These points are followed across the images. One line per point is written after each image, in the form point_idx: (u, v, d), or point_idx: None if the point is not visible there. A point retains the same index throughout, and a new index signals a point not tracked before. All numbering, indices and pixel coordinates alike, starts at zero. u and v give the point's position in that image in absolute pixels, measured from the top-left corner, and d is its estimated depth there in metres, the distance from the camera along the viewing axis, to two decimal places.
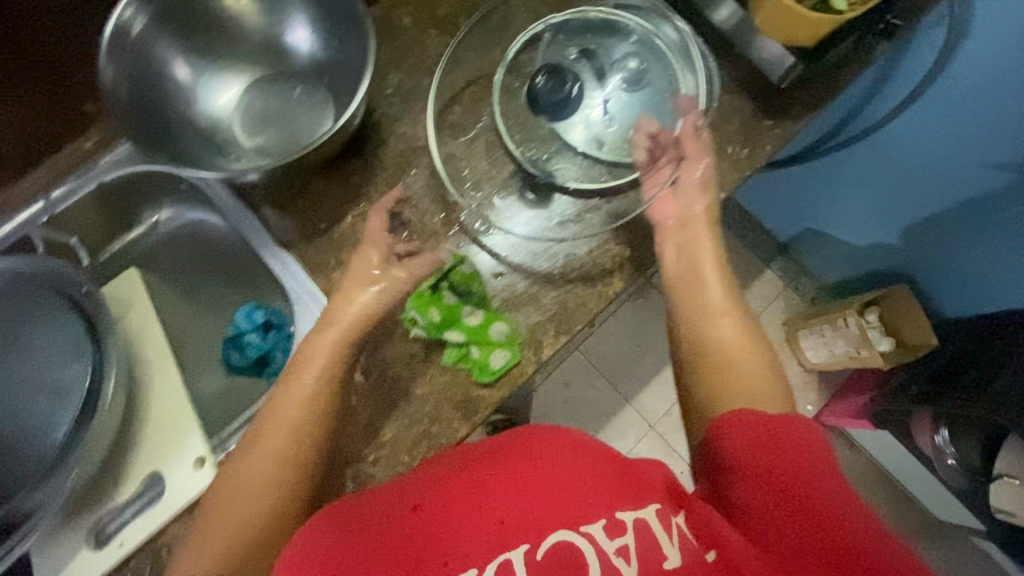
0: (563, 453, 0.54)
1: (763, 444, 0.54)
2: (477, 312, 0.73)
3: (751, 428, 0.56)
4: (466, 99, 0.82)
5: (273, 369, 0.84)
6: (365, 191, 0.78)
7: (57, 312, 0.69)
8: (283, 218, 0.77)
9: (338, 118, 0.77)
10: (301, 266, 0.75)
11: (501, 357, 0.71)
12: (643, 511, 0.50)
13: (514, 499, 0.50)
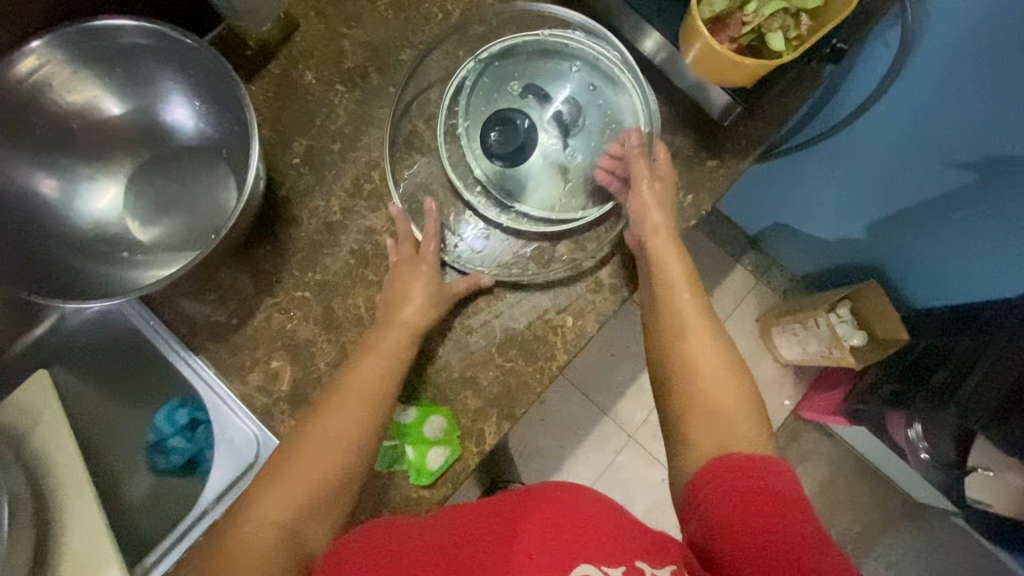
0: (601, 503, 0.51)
1: (751, 501, 0.47)
2: (410, 409, 0.68)
3: (737, 482, 0.49)
4: (383, 162, 0.74)
5: (203, 472, 0.77)
6: (279, 278, 0.71)
7: None
8: (190, 316, 0.70)
9: (237, 198, 0.70)
10: (215, 369, 0.68)
11: (439, 456, 0.66)
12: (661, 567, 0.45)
13: (545, 536, 0.46)
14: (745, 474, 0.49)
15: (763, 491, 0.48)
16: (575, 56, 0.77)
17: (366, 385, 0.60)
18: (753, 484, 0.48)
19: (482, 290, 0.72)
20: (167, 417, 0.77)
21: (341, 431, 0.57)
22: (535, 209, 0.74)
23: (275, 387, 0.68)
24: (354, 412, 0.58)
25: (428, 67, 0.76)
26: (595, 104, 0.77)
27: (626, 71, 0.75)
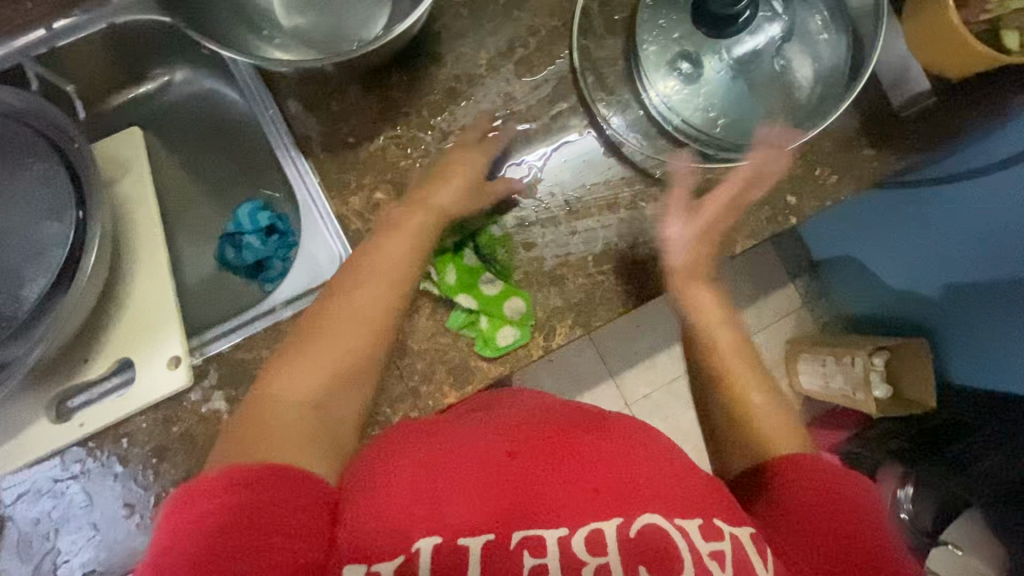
0: (667, 456, 0.48)
1: (830, 501, 0.47)
2: (495, 282, 0.68)
3: (823, 481, 0.49)
4: (545, 31, 0.69)
5: (265, 281, 0.76)
6: (405, 112, 0.68)
7: (48, 165, 0.62)
8: (309, 121, 0.68)
9: (395, 14, 0.67)
10: (320, 181, 0.67)
11: (509, 336, 0.66)
12: (739, 527, 0.44)
13: (607, 469, 0.44)
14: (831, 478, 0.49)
15: (845, 501, 0.48)
16: None
17: (375, 280, 0.56)
18: (830, 481, 0.49)
19: (598, 195, 0.69)
20: (248, 214, 0.76)
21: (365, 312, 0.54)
22: (685, 132, 0.69)
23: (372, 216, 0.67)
24: (371, 303, 0.55)
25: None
26: (789, 55, 0.70)
27: (839, 36, 0.70)
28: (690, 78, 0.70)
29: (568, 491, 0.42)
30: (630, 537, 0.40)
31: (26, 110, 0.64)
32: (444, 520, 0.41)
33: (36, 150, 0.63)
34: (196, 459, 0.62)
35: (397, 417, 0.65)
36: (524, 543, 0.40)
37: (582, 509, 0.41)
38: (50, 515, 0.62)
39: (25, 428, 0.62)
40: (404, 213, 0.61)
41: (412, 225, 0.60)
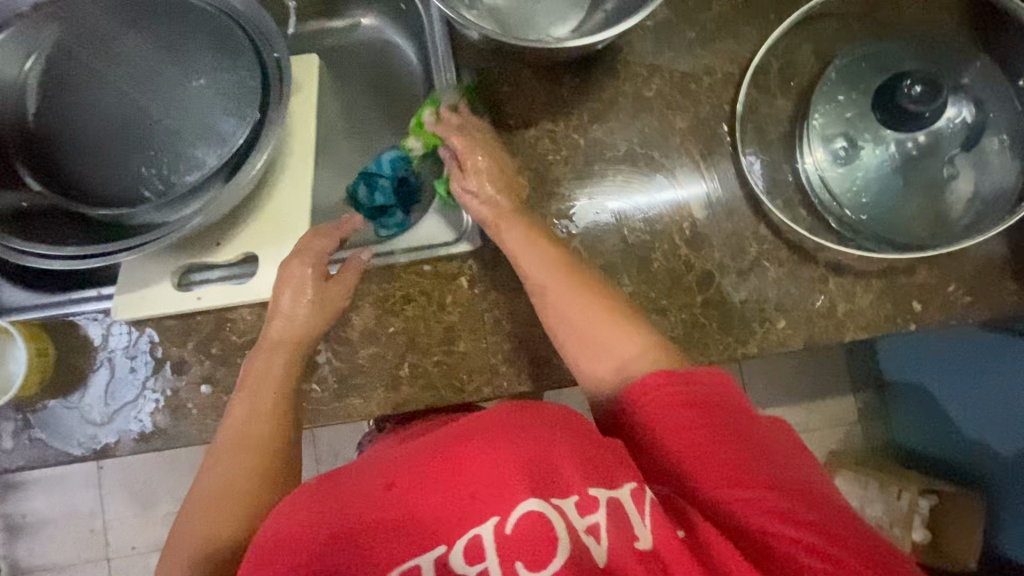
0: (513, 439, 0.44)
1: (673, 402, 0.49)
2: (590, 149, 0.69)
3: (664, 388, 0.50)
4: (722, 75, 0.70)
5: (381, 228, 0.79)
6: (567, 110, 0.70)
7: (249, 68, 0.68)
8: (477, 91, 0.70)
9: (588, 23, 0.70)
10: (470, 149, 0.70)
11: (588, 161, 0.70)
12: (619, 490, 0.44)
13: (479, 470, 0.43)
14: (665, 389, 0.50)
15: (678, 398, 0.50)
16: (988, 108, 0.70)
17: (258, 415, 0.58)
18: (685, 386, 0.50)
19: (727, 243, 0.68)
20: (389, 160, 0.79)
21: (247, 461, 0.56)
22: (827, 209, 0.69)
23: None
24: (250, 435, 0.57)
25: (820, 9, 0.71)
26: (956, 167, 0.69)
27: (1011, 163, 0.69)
28: (849, 160, 0.69)
29: (442, 510, 0.41)
30: (506, 534, 0.40)
31: (240, 12, 0.68)
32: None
33: (247, 58, 0.69)
34: None
35: (470, 388, 0.66)
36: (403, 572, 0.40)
37: (445, 523, 0.41)
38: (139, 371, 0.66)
39: (148, 285, 0.67)
40: (263, 363, 0.61)
41: (280, 367, 0.61)
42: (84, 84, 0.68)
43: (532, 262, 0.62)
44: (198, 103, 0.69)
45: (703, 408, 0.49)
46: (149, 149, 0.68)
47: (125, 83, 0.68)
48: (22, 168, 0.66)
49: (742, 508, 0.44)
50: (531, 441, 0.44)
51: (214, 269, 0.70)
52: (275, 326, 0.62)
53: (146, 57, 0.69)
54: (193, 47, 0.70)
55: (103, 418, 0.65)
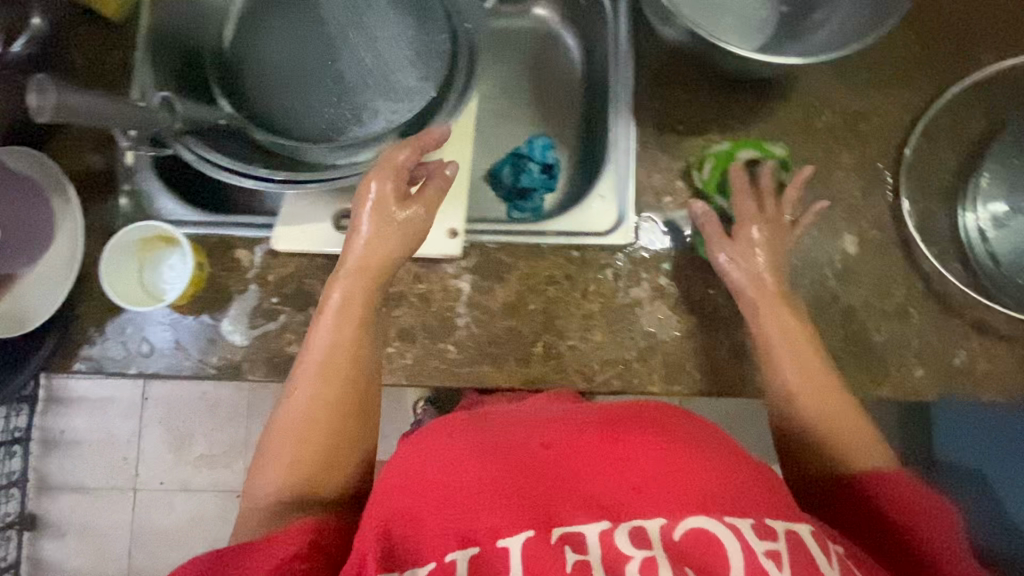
0: (691, 458, 0.44)
1: (901, 498, 0.51)
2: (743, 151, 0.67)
3: (898, 487, 0.52)
4: (892, 121, 0.71)
5: (515, 210, 0.80)
6: (737, 128, 0.70)
7: (438, 35, 0.69)
8: (652, 93, 0.71)
9: (777, 53, 0.70)
10: (637, 146, 0.70)
11: (747, 153, 0.68)
12: (791, 525, 0.42)
13: (646, 466, 0.43)
14: (888, 487, 0.52)
15: (895, 501, 0.51)
16: None
17: (330, 346, 0.55)
18: (901, 488, 0.52)
19: (874, 282, 0.68)
20: (541, 147, 0.81)
21: (330, 394, 0.54)
22: (981, 267, 0.69)
23: (664, 199, 0.69)
24: (331, 367, 0.54)
25: (1009, 74, 0.71)
26: None
27: None
28: (1012, 223, 0.68)
29: (609, 491, 0.42)
30: (676, 539, 0.40)
31: None
32: (480, 526, 0.40)
33: (437, 24, 0.70)
34: (422, 319, 0.67)
35: (601, 378, 0.66)
36: (568, 538, 0.40)
37: (612, 505, 0.41)
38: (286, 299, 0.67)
39: (311, 221, 0.68)
40: (343, 293, 0.56)
41: (360, 297, 0.57)
42: (285, 21, 0.71)
43: (771, 314, 0.60)
44: (379, 56, 0.70)
45: (920, 517, 0.50)
46: (327, 92, 0.70)
47: (319, 27, 0.71)
48: (214, 87, 0.69)
49: None
50: (696, 455, 0.44)
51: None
52: (355, 251, 0.57)
53: (343, 4, 0.71)
54: (385, 4, 0.71)
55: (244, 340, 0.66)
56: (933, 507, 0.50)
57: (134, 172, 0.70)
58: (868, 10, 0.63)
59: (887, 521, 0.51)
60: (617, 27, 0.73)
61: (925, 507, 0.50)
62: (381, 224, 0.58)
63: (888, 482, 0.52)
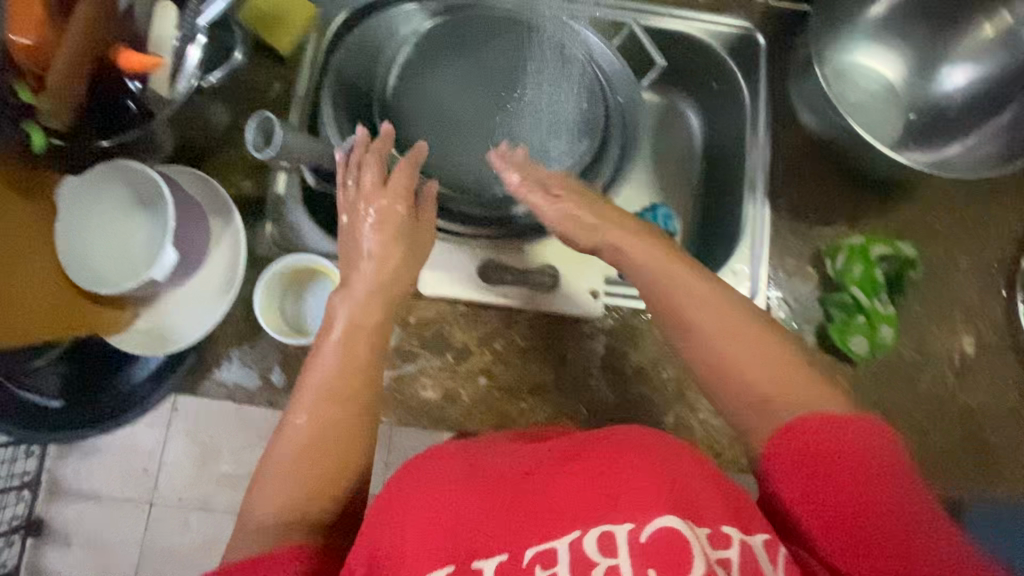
0: (646, 450, 0.43)
1: (904, 535, 0.42)
2: (875, 272, 0.70)
3: (933, 527, 0.43)
4: (1010, 230, 0.75)
5: (627, 275, 0.70)
6: (866, 222, 0.73)
7: (591, 108, 0.72)
8: (786, 182, 0.75)
9: (930, 159, 0.69)
10: (770, 230, 0.74)
11: (879, 275, 0.70)
12: (754, 534, 0.41)
13: (622, 475, 0.41)
14: (825, 435, 0.45)
15: (863, 463, 0.44)
16: None
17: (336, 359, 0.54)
18: (907, 493, 0.43)
19: (990, 384, 0.71)
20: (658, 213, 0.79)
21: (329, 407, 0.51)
22: None
23: (794, 283, 0.72)
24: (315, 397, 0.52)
25: None
26: None
27: None
28: None
29: (576, 494, 0.40)
30: (643, 541, 0.37)
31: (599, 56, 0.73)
32: (465, 539, 0.39)
33: (591, 96, 0.72)
34: (557, 377, 0.68)
35: (728, 453, 0.67)
36: (538, 557, 0.38)
37: (576, 511, 0.39)
38: (424, 343, 0.68)
39: (460, 271, 0.68)
40: (349, 320, 0.56)
41: (375, 319, 0.57)
42: (455, 71, 0.73)
43: (633, 243, 0.57)
44: (531, 119, 0.73)
45: (858, 463, 0.44)
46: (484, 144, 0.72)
47: (485, 82, 0.73)
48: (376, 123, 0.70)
49: None
50: (653, 452, 0.43)
51: (506, 273, 0.69)
52: (367, 269, 0.57)
53: (500, 62, 0.73)
54: (540, 68, 0.73)
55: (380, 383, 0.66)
56: (871, 442, 0.45)
57: (283, 203, 0.70)
58: (998, 148, 0.66)
59: (846, 489, 0.44)
60: (756, 114, 0.76)
61: (884, 460, 0.44)
62: (383, 227, 0.59)
63: (865, 436, 0.45)
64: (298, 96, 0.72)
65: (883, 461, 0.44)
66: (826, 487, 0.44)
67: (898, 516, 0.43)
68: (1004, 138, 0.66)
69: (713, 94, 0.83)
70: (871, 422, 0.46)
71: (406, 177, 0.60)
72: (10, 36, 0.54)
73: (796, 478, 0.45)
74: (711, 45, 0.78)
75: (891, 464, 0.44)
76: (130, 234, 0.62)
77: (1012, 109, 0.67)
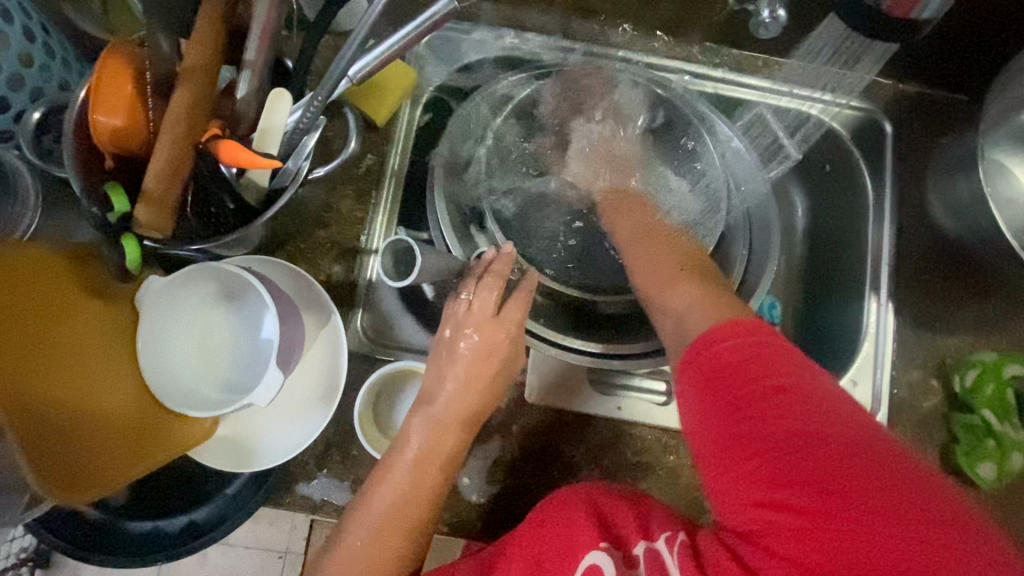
0: (579, 496, 0.47)
1: (733, 362, 0.39)
2: (1005, 392, 0.65)
3: (733, 338, 0.40)
4: None
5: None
6: (995, 333, 0.69)
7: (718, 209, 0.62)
8: (912, 285, 0.70)
9: None
10: (894, 337, 0.69)
11: (1010, 397, 0.66)
12: (655, 540, 0.42)
13: (557, 538, 0.44)
14: (720, 340, 0.40)
15: (737, 355, 0.39)
16: None
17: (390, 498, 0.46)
18: (742, 340, 0.39)
19: None
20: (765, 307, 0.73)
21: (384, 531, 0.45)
22: None
23: (917, 397, 0.68)
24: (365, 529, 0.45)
25: None
26: None
27: None
28: None
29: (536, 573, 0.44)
30: None
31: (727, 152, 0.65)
32: None
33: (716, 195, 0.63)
34: (669, 496, 0.63)
35: None
36: None
37: None
38: (526, 454, 0.62)
39: (570, 376, 0.63)
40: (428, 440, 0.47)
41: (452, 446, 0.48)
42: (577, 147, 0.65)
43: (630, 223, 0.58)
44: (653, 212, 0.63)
45: (756, 373, 0.37)
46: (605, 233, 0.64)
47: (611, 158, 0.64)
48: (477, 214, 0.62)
49: (770, 515, 0.34)
50: (596, 503, 0.46)
51: (617, 379, 0.64)
52: (449, 390, 0.49)
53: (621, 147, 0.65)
54: (661, 157, 0.65)
55: (480, 498, 0.61)
56: (752, 333, 0.40)
57: (374, 289, 0.64)
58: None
59: (768, 419, 0.36)
60: (881, 209, 0.71)
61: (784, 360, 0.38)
62: (484, 361, 0.49)
63: (755, 334, 0.39)
64: (392, 170, 0.65)
65: (823, 400, 0.36)
66: (734, 415, 0.37)
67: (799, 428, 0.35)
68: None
69: (824, 177, 0.75)
70: (758, 322, 0.40)
71: (520, 313, 0.50)
72: (96, 117, 0.47)
73: (712, 428, 0.38)
74: (840, 134, 0.72)
75: (801, 381, 0.37)
76: (218, 332, 0.56)
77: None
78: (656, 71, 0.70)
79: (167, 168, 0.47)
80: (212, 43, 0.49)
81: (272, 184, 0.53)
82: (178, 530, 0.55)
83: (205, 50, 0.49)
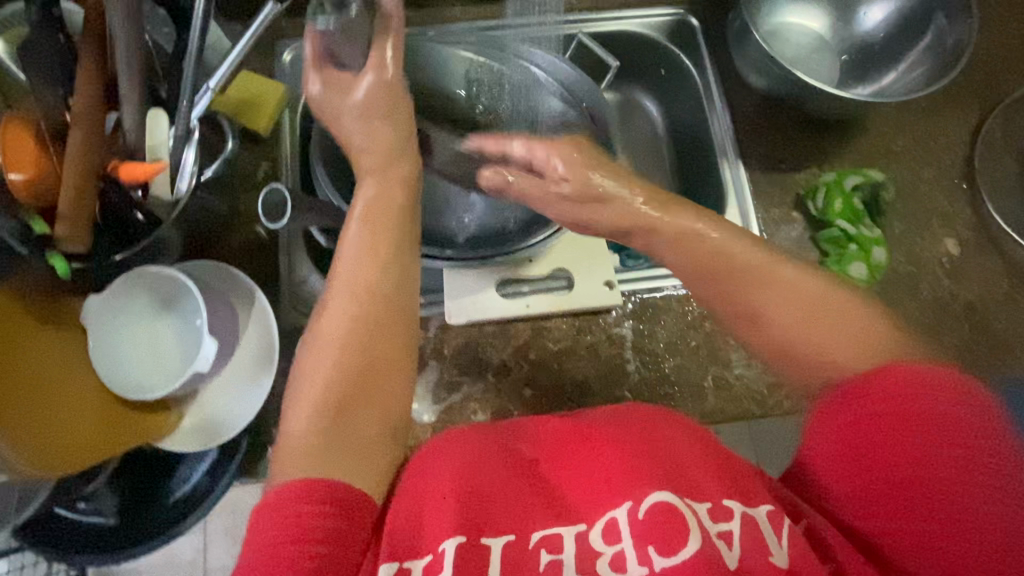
0: (659, 436, 0.50)
1: (892, 410, 0.41)
2: (853, 203, 0.75)
3: (900, 388, 0.41)
4: (952, 136, 0.82)
5: (627, 260, 0.77)
6: (829, 159, 0.80)
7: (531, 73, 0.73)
8: (751, 141, 0.81)
9: (873, 89, 0.78)
10: (751, 186, 0.79)
11: (858, 207, 0.75)
12: (755, 507, 0.46)
13: (624, 462, 0.48)
14: (886, 383, 0.42)
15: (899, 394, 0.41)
16: None
17: (346, 289, 0.51)
18: (902, 395, 0.41)
19: (982, 275, 0.77)
20: None
21: (360, 329, 0.50)
22: None
23: (785, 228, 0.77)
24: (339, 330, 0.49)
25: None
26: None
27: None
28: None
29: (590, 483, 0.48)
30: (639, 519, 0.44)
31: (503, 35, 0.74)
32: (473, 523, 0.45)
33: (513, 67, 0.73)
34: (596, 369, 0.71)
35: (772, 400, 0.70)
36: (544, 541, 0.45)
37: (592, 506, 0.46)
38: (462, 370, 0.70)
39: (478, 291, 0.72)
40: (376, 188, 0.56)
41: (398, 196, 0.56)
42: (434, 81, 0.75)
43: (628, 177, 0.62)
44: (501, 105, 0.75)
45: (942, 441, 0.40)
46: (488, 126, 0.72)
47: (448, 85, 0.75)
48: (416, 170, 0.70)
49: (914, 552, 0.41)
50: (682, 450, 0.49)
51: (522, 285, 0.73)
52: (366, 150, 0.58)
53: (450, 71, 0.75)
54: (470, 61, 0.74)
55: (431, 417, 0.68)
56: (946, 388, 0.41)
57: (293, 268, 0.72)
58: (929, 69, 0.72)
59: (924, 473, 0.40)
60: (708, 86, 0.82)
61: (946, 388, 0.41)
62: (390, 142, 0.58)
63: (948, 394, 0.41)
64: (284, 168, 0.75)
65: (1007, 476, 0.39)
66: (888, 454, 0.41)
67: (962, 483, 0.39)
68: (928, 62, 0.73)
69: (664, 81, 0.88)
70: (962, 384, 0.41)
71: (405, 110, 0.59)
72: (10, 174, 0.55)
73: (866, 482, 0.43)
74: (655, 38, 0.84)
75: (981, 446, 0.40)
76: (160, 331, 0.64)
77: (936, 23, 0.72)
78: (480, 31, 0.81)
79: (78, 196, 0.56)
80: (92, 92, 0.59)
81: (172, 196, 0.62)
82: (181, 500, 0.63)
83: (86, 98, 0.58)
